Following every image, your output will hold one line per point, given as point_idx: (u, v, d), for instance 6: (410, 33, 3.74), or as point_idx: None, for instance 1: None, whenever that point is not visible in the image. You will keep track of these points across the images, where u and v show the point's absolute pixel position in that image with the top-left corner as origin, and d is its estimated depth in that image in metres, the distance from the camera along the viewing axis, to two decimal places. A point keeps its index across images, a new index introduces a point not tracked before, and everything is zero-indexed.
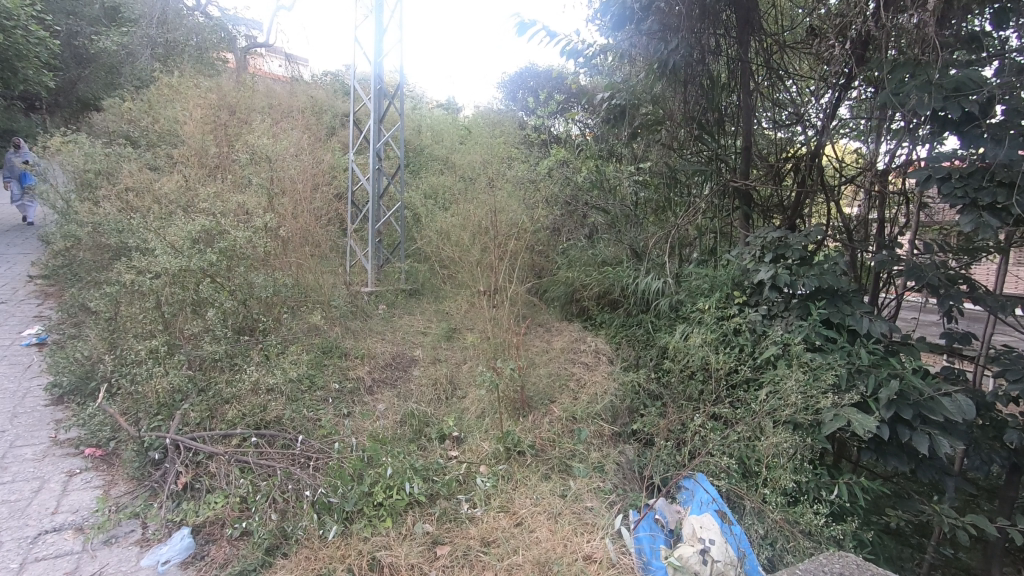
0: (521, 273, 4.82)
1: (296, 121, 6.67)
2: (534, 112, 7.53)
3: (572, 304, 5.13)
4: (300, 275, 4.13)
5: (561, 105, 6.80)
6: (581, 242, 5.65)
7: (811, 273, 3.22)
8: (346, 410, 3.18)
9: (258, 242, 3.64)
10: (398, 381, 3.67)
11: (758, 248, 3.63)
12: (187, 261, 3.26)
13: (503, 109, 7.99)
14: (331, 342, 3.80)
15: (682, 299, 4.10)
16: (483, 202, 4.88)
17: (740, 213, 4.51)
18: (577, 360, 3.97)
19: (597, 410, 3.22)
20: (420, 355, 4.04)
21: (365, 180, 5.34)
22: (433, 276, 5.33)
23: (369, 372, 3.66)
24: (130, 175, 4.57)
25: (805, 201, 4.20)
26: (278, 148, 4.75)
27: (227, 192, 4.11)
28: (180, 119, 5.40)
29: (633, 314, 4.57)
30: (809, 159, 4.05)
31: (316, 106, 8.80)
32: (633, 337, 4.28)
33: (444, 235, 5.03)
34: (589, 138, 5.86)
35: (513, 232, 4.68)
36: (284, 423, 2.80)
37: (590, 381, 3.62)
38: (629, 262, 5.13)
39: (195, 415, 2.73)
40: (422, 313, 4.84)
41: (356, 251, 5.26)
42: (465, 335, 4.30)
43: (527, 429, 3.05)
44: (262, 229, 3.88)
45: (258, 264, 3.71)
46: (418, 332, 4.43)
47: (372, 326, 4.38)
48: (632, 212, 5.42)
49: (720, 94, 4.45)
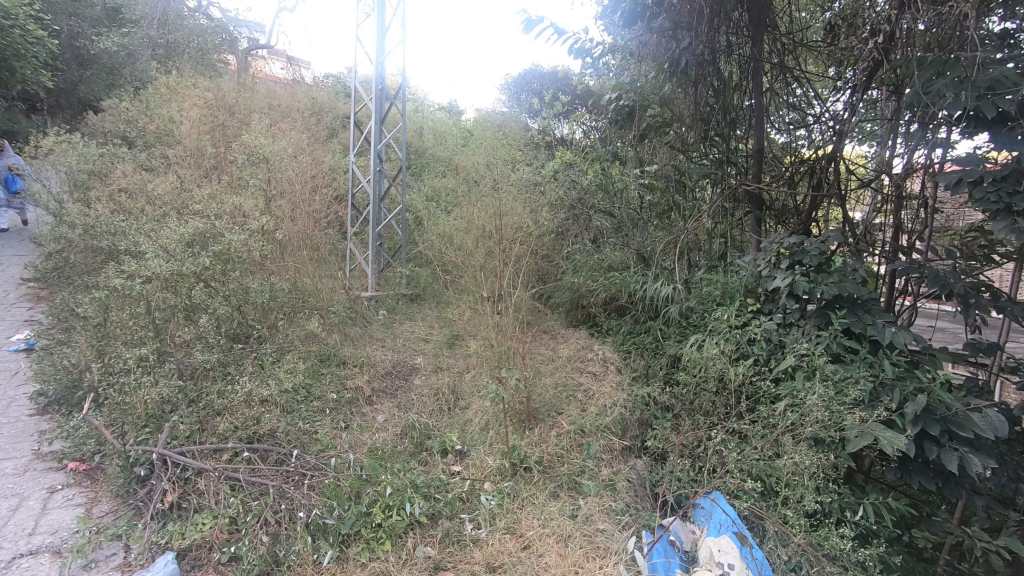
0: (526, 279, 4.69)
1: (296, 121, 6.55)
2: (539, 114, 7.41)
3: (577, 310, 4.98)
4: (298, 280, 3.99)
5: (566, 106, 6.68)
6: (586, 246, 5.50)
7: (830, 280, 3.09)
8: (343, 423, 3.04)
9: (254, 246, 3.51)
10: (399, 391, 3.52)
11: (773, 255, 3.50)
12: (180, 265, 3.13)
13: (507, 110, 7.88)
14: (329, 349, 3.66)
15: (694, 307, 3.97)
16: (483, 202, 4.72)
17: (752, 218, 4.37)
18: (584, 369, 3.83)
19: (606, 423, 3.08)
20: (421, 363, 3.90)
21: (366, 182, 5.22)
22: (435, 280, 5.20)
23: (368, 381, 3.51)
24: (124, 175, 4.44)
25: (820, 205, 4.06)
26: (276, 149, 4.63)
27: (223, 194, 3.98)
28: (177, 119, 5.27)
29: (642, 321, 4.43)
30: (824, 162, 3.92)
31: (317, 107, 8.68)
32: (643, 346, 4.15)
33: (447, 239, 4.89)
34: (595, 139, 5.72)
35: (517, 235, 4.53)
36: (278, 436, 2.66)
37: (600, 392, 3.49)
38: (635, 267, 4.97)
39: (185, 428, 2.59)
40: (424, 319, 4.70)
41: (357, 255, 5.13)
42: (468, 342, 4.16)
43: (533, 443, 2.91)
44: (259, 232, 3.75)
45: (254, 268, 3.58)
46: (419, 339, 4.29)
47: (371, 332, 4.24)
48: (639, 216, 5.29)
49: (732, 94, 4.33)
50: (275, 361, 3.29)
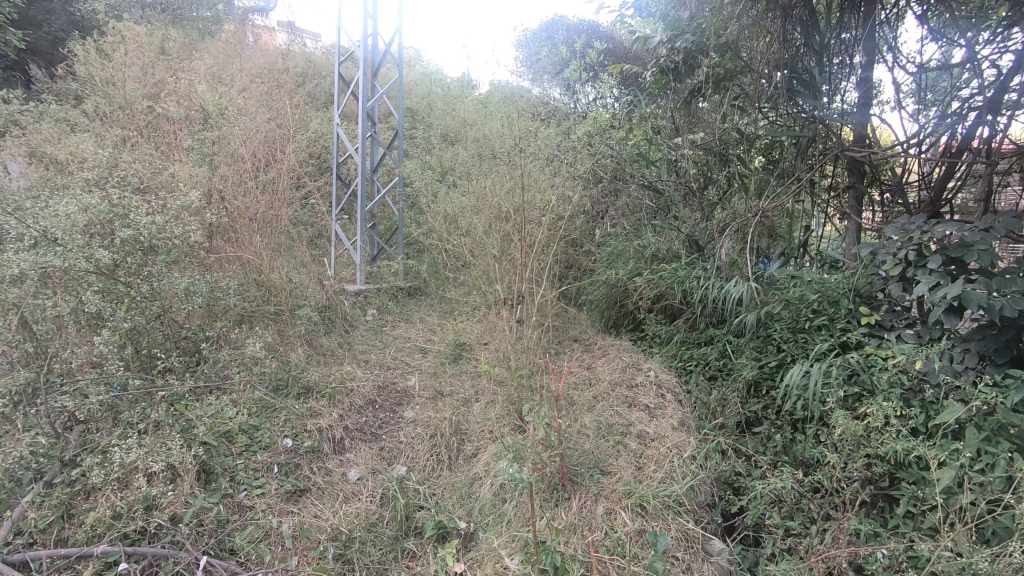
0: (551, 272, 3.70)
1: (278, 78, 5.52)
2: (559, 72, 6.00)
3: (615, 310, 3.95)
4: (256, 276, 3.04)
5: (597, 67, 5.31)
6: (623, 230, 4.47)
7: (1018, 290, 2.07)
8: (295, 489, 2.11)
9: (183, 230, 2.54)
10: (382, 431, 2.58)
11: (910, 249, 2.48)
12: (71, 257, 2.17)
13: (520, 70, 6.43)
14: (288, 371, 2.70)
15: (782, 314, 3.00)
16: (499, 173, 3.66)
17: (852, 195, 3.31)
18: (633, 398, 2.85)
19: (676, 494, 2.11)
20: (416, 387, 2.95)
21: (353, 150, 4.26)
22: (439, 271, 4.22)
23: (342, 419, 2.55)
24: (42, 138, 3.45)
25: (955, 181, 3.02)
26: (238, 105, 3.63)
27: (157, 161, 3.01)
28: (123, 70, 4.25)
29: (702, 329, 3.46)
30: (951, 126, 2.92)
31: (312, 71, 7.61)
32: (708, 363, 3.20)
33: (453, 222, 3.89)
34: (637, 98, 4.62)
35: (544, 214, 3.49)
36: (182, 530, 1.73)
37: (660, 437, 2.53)
38: (689, 256, 3.94)
39: (35, 518, 1.67)
40: (423, 323, 3.75)
41: (343, 239, 4.23)
42: (479, 356, 3.21)
43: (570, 530, 1.95)
44: (196, 212, 2.76)
45: (183, 261, 2.61)
46: (414, 351, 3.35)
47: (354, 342, 3.27)
48: (692, 194, 4.22)
49: (828, 30, 3.26)
50: (206, 394, 2.34)
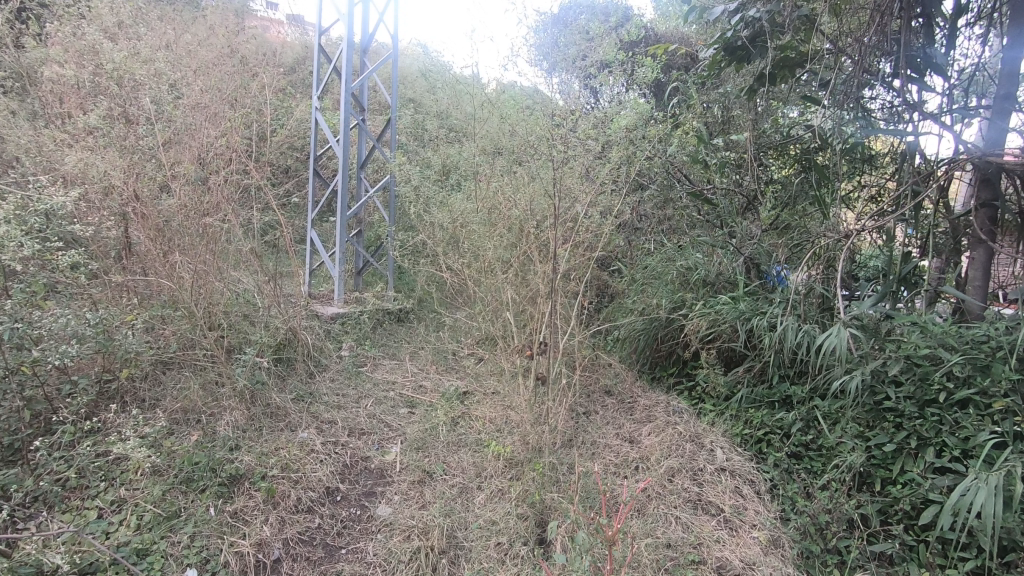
0: (575, 304, 2.89)
1: (252, 53, 4.66)
2: (605, 26, 4.70)
3: (653, 350, 3.14)
4: (181, 309, 2.24)
5: (628, 62, 4.10)
6: (661, 247, 3.66)
7: None
8: None
9: (47, 247, 1.72)
10: (340, 545, 1.75)
11: None
12: None
13: (565, 10, 5.19)
14: (210, 450, 1.89)
15: (897, 375, 2.17)
16: (513, 174, 2.83)
17: (983, 216, 2.49)
18: (697, 495, 2.04)
19: None
20: (395, 466, 2.14)
21: (333, 142, 3.45)
22: (435, 294, 3.42)
23: (282, 528, 1.73)
24: None
25: None
26: (178, 75, 2.79)
27: (45, 147, 2.18)
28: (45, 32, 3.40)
29: (772, 384, 2.65)
30: None
31: (299, 54, 6.76)
32: (787, 435, 2.40)
33: (453, 234, 3.08)
34: (685, 85, 3.76)
35: (570, 229, 2.66)
36: None
37: (749, 571, 1.71)
38: (749, 285, 3.12)
39: None
40: (413, 363, 2.95)
41: (317, 250, 3.43)
42: (480, 419, 2.40)
43: None
44: (88, 220, 1.96)
45: (55, 290, 1.81)
46: (398, 407, 2.54)
47: (318, 393, 2.47)
48: (749, 206, 3.40)
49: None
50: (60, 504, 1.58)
